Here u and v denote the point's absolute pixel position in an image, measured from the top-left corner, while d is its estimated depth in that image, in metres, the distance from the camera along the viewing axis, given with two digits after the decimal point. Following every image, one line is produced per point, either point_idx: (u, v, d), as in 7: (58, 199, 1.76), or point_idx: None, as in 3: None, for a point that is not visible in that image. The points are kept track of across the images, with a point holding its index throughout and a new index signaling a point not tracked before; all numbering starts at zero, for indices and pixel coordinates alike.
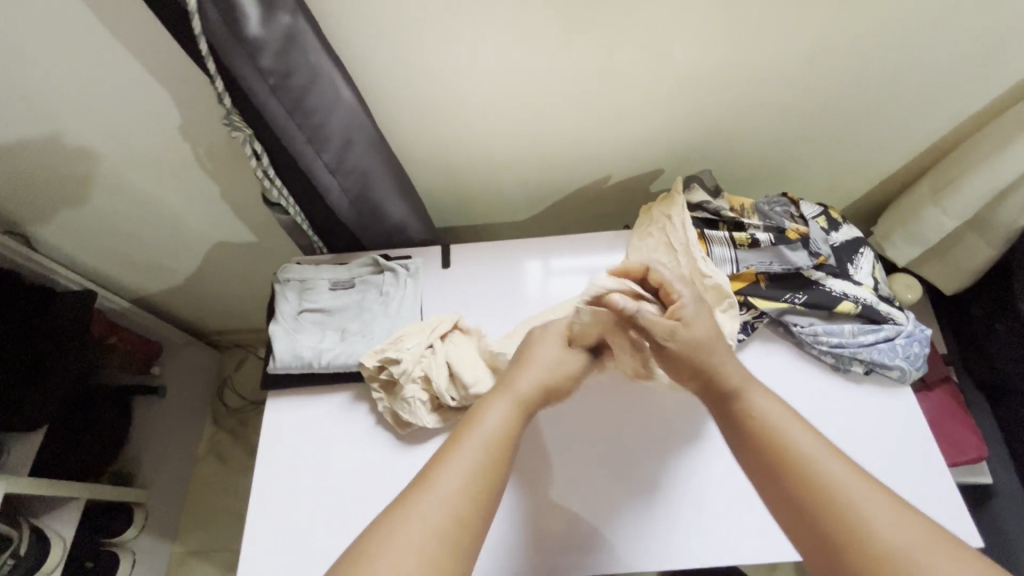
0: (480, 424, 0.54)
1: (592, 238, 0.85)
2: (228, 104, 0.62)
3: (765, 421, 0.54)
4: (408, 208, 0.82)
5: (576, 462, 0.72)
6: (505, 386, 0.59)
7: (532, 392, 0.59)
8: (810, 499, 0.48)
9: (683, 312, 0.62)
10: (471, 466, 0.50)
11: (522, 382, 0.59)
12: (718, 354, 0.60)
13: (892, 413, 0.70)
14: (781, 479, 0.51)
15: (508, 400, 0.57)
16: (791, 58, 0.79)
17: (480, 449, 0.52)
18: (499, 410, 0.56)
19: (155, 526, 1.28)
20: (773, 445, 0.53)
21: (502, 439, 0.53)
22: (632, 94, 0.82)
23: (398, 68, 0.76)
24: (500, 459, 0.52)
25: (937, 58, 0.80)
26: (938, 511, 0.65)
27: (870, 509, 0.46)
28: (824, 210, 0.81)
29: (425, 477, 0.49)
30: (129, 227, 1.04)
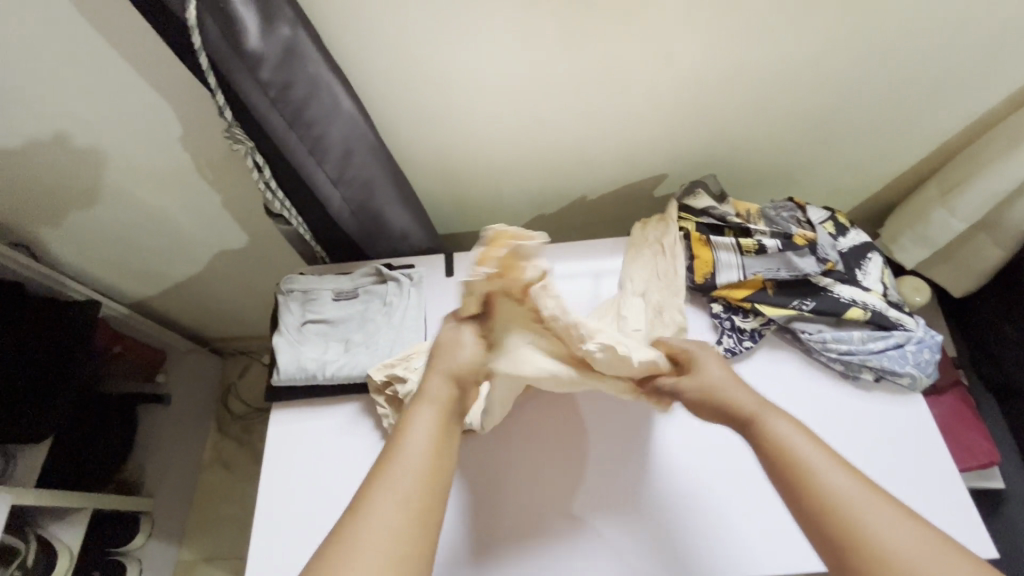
0: (406, 446, 0.54)
1: (597, 244, 0.85)
2: (229, 117, 0.62)
3: (777, 436, 0.55)
4: (409, 216, 0.81)
5: (605, 453, 0.71)
6: (419, 396, 0.58)
7: (443, 400, 0.58)
8: (815, 510, 0.49)
9: (691, 361, 0.63)
10: (406, 495, 0.50)
11: (434, 394, 0.58)
12: (729, 390, 0.59)
13: (903, 422, 0.69)
14: (790, 492, 0.51)
15: (433, 416, 0.57)
16: (797, 61, 0.78)
17: (416, 475, 0.52)
18: (421, 423, 0.56)
19: (161, 535, 1.28)
20: (783, 459, 0.53)
21: (428, 456, 0.54)
22: (636, 100, 0.82)
23: (400, 77, 0.76)
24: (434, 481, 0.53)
25: (945, 59, 0.79)
26: (956, 522, 0.64)
27: (874, 518, 0.47)
28: (831, 214, 0.80)
29: (359, 503, 0.50)
30: (132, 236, 1.04)
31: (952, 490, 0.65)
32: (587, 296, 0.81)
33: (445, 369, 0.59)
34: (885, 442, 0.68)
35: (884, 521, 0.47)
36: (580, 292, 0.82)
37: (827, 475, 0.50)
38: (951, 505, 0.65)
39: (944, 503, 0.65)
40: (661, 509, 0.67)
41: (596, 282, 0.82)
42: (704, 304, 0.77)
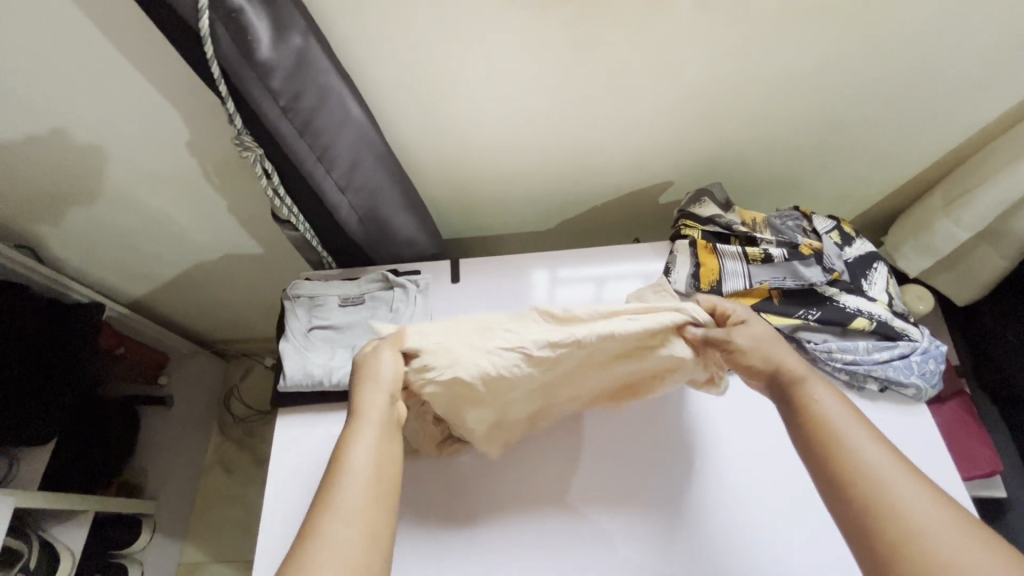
0: (349, 463, 0.55)
1: (634, 249, 0.85)
2: (240, 124, 0.62)
3: (816, 405, 0.53)
4: (415, 223, 0.82)
5: (604, 464, 0.71)
6: (358, 415, 0.59)
7: (380, 408, 0.60)
8: (842, 477, 0.48)
9: (736, 315, 0.63)
10: (352, 514, 0.51)
11: (370, 406, 0.59)
12: (780, 350, 0.59)
13: (910, 436, 0.69)
14: (819, 459, 0.50)
15: (373, 430, 0.58)
16: (801, 72, 0.79)
17: (361, 490, 0.53)
18: (363, 441, 0.57)
19: (162, 538, 1.28)
20: (816, 428, 0.52)
21: (371, 469, 0.55)
22: (641, 109, 0.82)
23: (408, 85, 0.76)
24: (380, 497, 0.53)
25: (948, 71, 0.80)
26: None
27: (900, 489, 0.45)
28: (837, 223, 0.80)
29: (313, 528, 0.50)
30: (136, 238, 1.04)
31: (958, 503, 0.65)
32: (589, 305, 0.81)
33: (370, 384, 0.61)
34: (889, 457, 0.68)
35: (912, 491, 0.45)
36: (582, 301, 0.82)
37: (858, 446, 0.49)
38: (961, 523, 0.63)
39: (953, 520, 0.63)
40: (653, 524, 0.67)
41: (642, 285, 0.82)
42: None
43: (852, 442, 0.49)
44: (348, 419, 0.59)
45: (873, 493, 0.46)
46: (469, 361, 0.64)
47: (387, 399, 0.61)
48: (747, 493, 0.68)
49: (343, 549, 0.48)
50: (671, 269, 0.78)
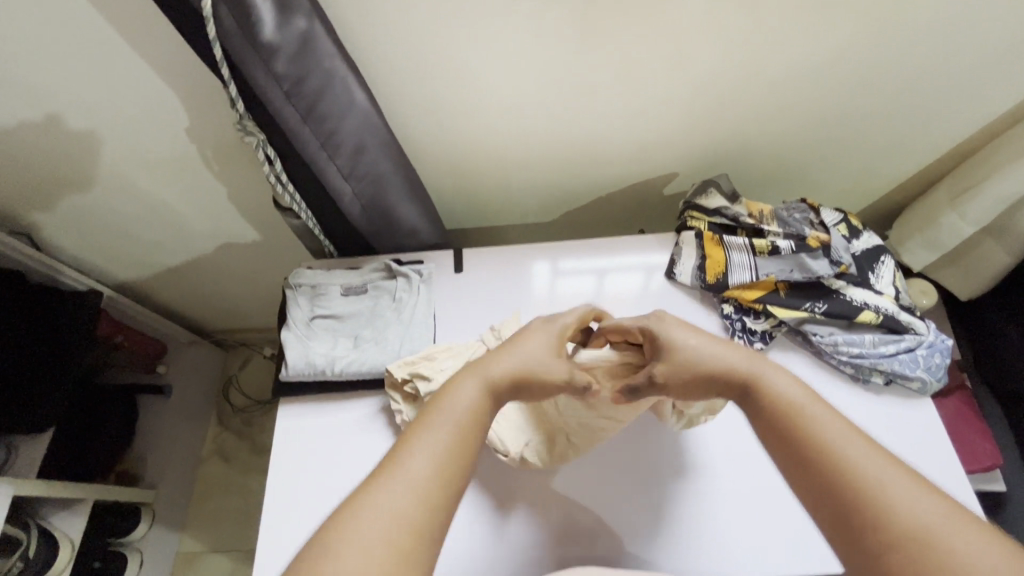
0: (446, 402, 0.48)
1: (638, 240, 0.84)
2: (242, 109, 0.61)
3: (782, 402, 0.48)
4: (418, 212, 0.82)
5: (609, 466, 0.72)
6: (476, 364, 0.52)
7: (499, 376, 0.51)
8: (830, 481, 0.43)
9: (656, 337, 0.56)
10: (430, 468, 0.43)
11: (490, 360, 0.52)
12: (713, 363, 0.53)
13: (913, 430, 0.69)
14: (797, 461, 0.45)
15: (480, 380, 0.50)
16: (812, 62, 0.77)
17: (450, 431, 0.45)
18: (466, 387, 0.49)
19: (161, 527, 1.28)
20: (788, 428, 0.47)
21: (471, 420, 0.47)
22: (649, 98, 0.81)
23: (412, 71, 0.75)
24: (468, 442, 0.46)
25: (960, 62, 0.79)
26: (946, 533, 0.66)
27: (887, 485, 0.41)
28: (844, 216, 0.80)
29: (391, 461, 0.43)
30: (133, 225, 1.03)
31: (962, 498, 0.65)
32: (592, 296, 0.80)
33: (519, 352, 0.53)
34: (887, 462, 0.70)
35: (896, 484, 0.41)
36: (585, 292, 0.81)
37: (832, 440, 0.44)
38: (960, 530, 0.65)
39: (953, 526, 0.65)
40: (667, 531, 0.69)
41: (645, 276, 0.81)
42: (714, 304, 0.78)
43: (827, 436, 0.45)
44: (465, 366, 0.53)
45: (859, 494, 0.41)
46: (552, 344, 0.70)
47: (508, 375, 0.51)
48: (752, 498, 0.70)
49: (417, 482, 0.42)
50: (677, 262, 0.79)
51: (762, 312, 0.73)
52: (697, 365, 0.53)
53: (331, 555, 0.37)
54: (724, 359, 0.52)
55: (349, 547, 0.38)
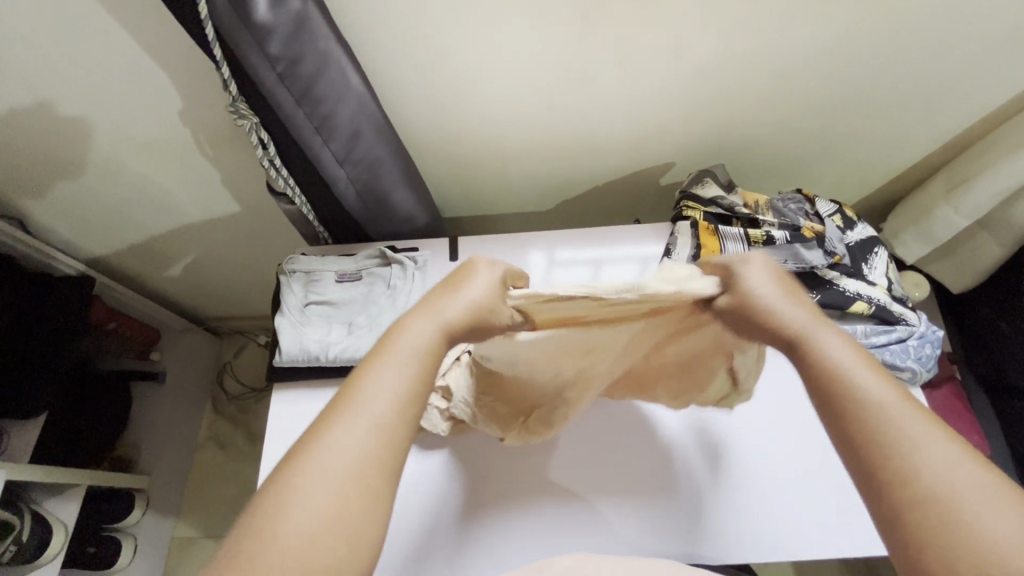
0: (397, 345, 0.46)
1: (634, 229, 0.85)
2: (235, 91, 0.60)
3: (829, 361, 0.45)
4: (413, 199, 0.81)
5: (600, 453, 0.73)
6: (426, 305, 0.50)
7: (453, 321, 0.49)
8: (868, 439, 0.41)
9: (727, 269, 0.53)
10: (381, 419, 0.42)
11: (449, 305, 0.49)
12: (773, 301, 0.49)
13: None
14: (837, 417, 0.43)
15: (434, 322, 0.48)
16: (811, 52, 0.77)
17: (407, 375, 0.44)
18: (416, 327, 0.47)
19: (155, 513, 1.28)
20: (826, 386, 0.45)
21: (424, 361, 0.46)
22: (647, 87, 0.80)
23: (408, 57, 0.74)
24: (424, 384, 0.45)
25: (958, 55, 0.79)
26: None
27: (929, 449, 0.39)
28: (839, 207, 0.80)
29: (340, 402, 0.42)
30: (126, 211, 1.02)
31: None
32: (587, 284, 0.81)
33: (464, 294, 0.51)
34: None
35: (936, 450, 0.39)
36: (580, 280, 0.81)
37: (878, 400, 0.42)
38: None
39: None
40: (654, 517, 0.69)
41: (640, 266, 0.81)
42: None
43: (872, 399, 0.42)
44: (416, 305, 0.50)
45: (895, 455, 0.40)
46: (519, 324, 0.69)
47: (461, 314, 0.49)
48: (741, 485, 0.70)
49: (381, 424, 0.42)
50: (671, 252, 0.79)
51: None
52: (763, 309, 0.49)
53: (295, 500, 0.38)
54: (787, 311, 0.49)
55: (312, 487, 0.38)
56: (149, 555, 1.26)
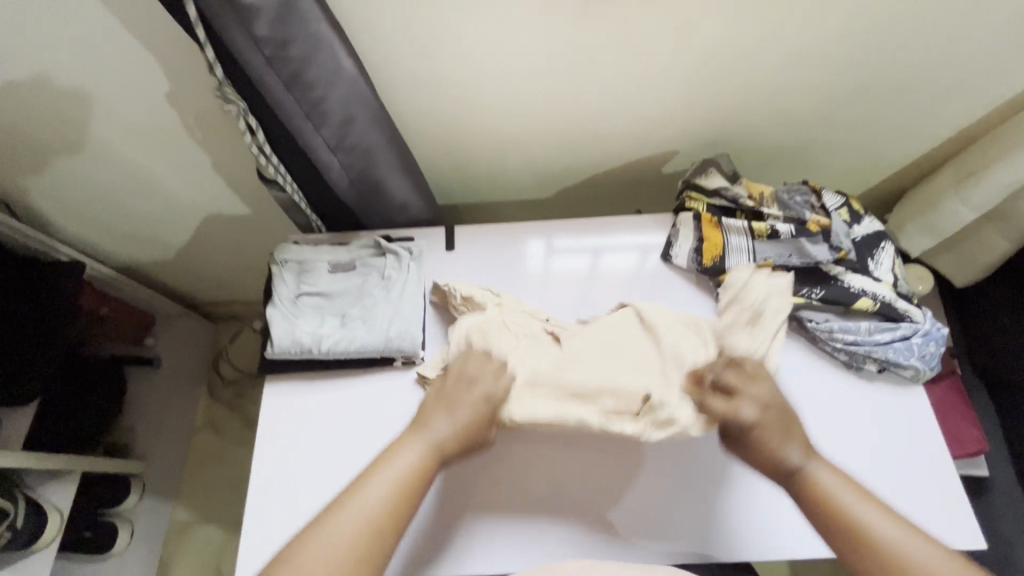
0: (394, 461, 0.57)
1: (635, 219, 0.83)
2: (221, 75, 0.58)
3: (825, 490, 0.57)
4: (409, 186, 0.79)
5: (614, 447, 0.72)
6: (423, 425, 0.60)
7: (441, 440, 0.59)
8: (877, 563, 0.53)
9: (739, 384, 0.62)
10: (366, 521, 0.53)
11: (437, 425, 0.60)
12: (773, 434, 0.60)
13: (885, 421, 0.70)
14: (844, 541, 0.55)
15: (423, 444, 0.59)
16: (820, 37, 0.74)
17: (391, 485, 0.55)
18: (411, 449, 0.58)
19: (152, 498, 1.28)
20: (823, 512, 0.56)
21: (410, 479, 0.56)
22: (650, 72, 0.78)
23: (403, 39, 0.71)
24: (402, 504, 0.55)
25: (972, 43, 0.76)
26: (944, 526, 0.65)
27: (929, 564, 0.52)
28: (846, 200, 0.78)
29: (345, 496, 0.54)
30: (117, 195, 1.00)
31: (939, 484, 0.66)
32: (585, 273, 0.80)
33: (447, 411, 0.61)
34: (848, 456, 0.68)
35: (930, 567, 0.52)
36: (579, 269, 0.80)
37: (873, 522, 0.55)
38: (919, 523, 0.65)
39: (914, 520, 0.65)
40: (656, 511, 0.69)
41: (640, 256, 0.80)
42: (710, 288, 0.77)
43: (882, 539, 0.54)
44: (414, 425, 0.61)
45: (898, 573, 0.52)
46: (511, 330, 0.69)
47: (450, 433, 0.60)
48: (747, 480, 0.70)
49: (361, 518, 0.53)
50: (673, 244, 0.78)
51: None
52: (761, 445, 0.60)
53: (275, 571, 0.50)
54: (784, 450, 0.59)
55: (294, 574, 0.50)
56: (147, 538, 1.27)
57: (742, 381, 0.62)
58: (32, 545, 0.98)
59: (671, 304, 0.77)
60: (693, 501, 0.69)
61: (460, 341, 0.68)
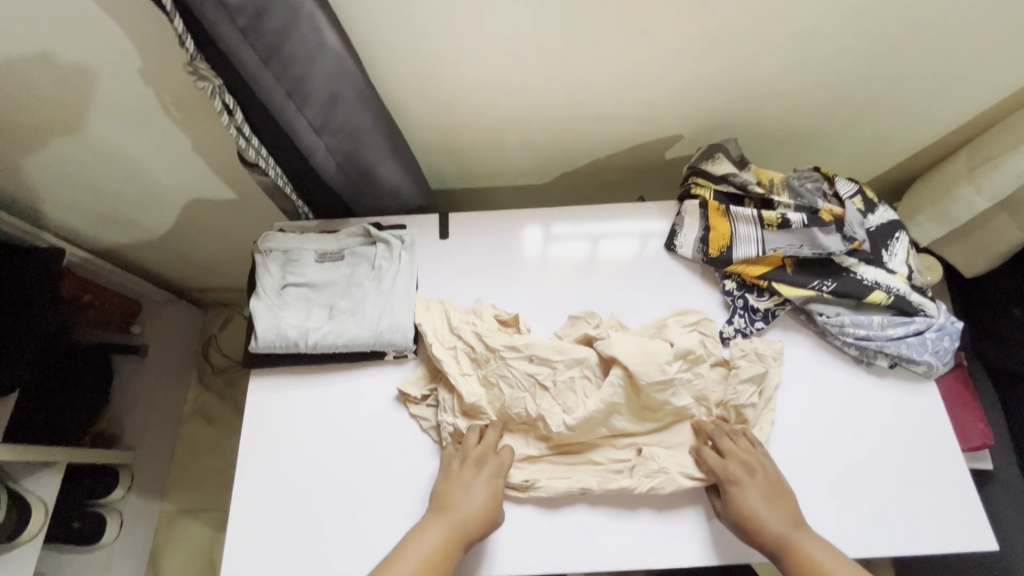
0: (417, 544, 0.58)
1: (636, 206, 0.79)
2: (192, 48, 0.53)
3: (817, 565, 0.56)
4: (401, 170, 0.75)
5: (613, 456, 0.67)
6: (443, 508, 0.61)
7: (461, 520, 0.60)
8: None
9: (729, 450, 0.62)
10: None
11: (458, 504, 0.60)
12: (762, 504, 0.60)
13: (898, 419, 0.67)
14: None
15: (446, 526, 0.59)
16: (836, 14, 0.70)
17: (418, 562, 0.56)
18: (431, 533, 0.59)
19: (141, 489, 1.26)
20: None
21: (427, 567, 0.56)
22: (655, 51, 0.73)
23: (391, 13, 0.66)
24: None
25: (996, 22, 0.72)
26: (954, 530, 0.63)
27: None
28: (859, 187, 0.75)
29: None
30: (96, 180, 0.95)
31: (949, 485, 0.64)
32: (585, 263, 0.77)
33: (459, 485, 0.62)
34: (859, 453, 0.66)
35: None
36: (578, 258, 0.77)
37: None
38: (930, 522, 0.63)
39: (923, 519, 0.63)
40: (661, 520, 0.64)
41: (640, 244, 0.77)
42: (715, 280, 0.74)
43: None
44: (434, 508, 0.61)
45: None
46: (491, 370, 0.66)
47: (470, 515, 0.60)
48: None
49: None
50: (678, 233, 0.75)
51: (766, 290, 0.71)
52: (752, 522, 0.59)
53: None
54: (767, 519, 0.59)
55: None
56: (136, 530, 1.25)
57: (735, 449, 0.63)
58: (16, 538, 0.96)
59: (674, 294, 0.74)
60: (701, 506, 0.64)
61: (450, 415, 0.67)
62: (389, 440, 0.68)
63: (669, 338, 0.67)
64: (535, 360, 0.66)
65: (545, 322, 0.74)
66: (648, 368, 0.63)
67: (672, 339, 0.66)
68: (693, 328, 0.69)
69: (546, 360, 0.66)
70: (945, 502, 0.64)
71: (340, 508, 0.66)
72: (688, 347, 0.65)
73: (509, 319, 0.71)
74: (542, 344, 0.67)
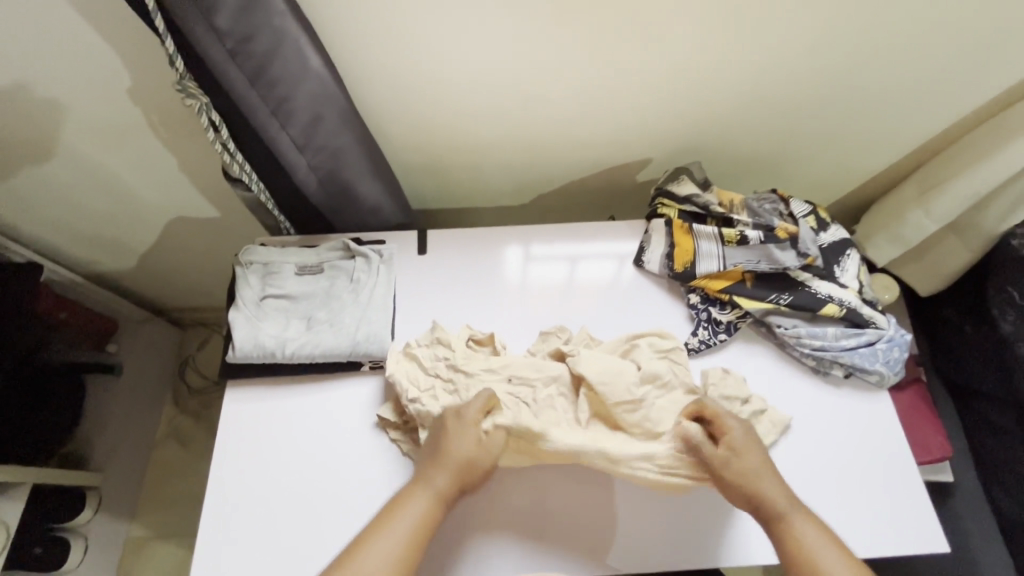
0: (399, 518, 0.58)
1: (608, 225, 0.83)
2: (182, 68, 0.57)
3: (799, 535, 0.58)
4: (380, 189, 0.78)
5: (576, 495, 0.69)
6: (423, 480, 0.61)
7: (441, 488, 0.60)
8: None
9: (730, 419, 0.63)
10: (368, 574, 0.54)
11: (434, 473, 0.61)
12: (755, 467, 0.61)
13: (855, 426, 0.71)
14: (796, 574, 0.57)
15: (428, 494, 0.60)
16: (787, 50, 0.76)
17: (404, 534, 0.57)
18: (415, 505, 0.59)
19: (108, 513, 1.22)
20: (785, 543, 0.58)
21: (417, 534, 0.58)
22: (622, 80, 0.78)
23: (374, 40, 0.70)
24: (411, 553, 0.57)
25: (931, 58, 0.79)
26: (909, 528, 0.65)
27: None
28: (813, 208, 0.80)
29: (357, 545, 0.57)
30: (78, 196, 0.96)
31: (904, 484, 0.67)
32: (561, 280, 0.80)
33: (440, 449, 0.62)
34: (819, 457, 0.69)
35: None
36: (554, 274, 0.80)
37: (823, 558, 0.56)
38: (883, 523, 0.66)
39: (879, 523, 0.66)
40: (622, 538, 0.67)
41: (613, 263, 0.81)
42: (682, 294, 0.78)
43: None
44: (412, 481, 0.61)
45: None
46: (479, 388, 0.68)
47: (449, 483, 0.60)
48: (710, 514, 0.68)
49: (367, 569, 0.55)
50: (646, 250, 0.79)
51: (727, 302, 0.75)
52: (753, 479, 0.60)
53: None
54: (767, 481, 0.60)
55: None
56: (101, 556, 1.20)
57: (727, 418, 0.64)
58: None
59: (644, 309, 0.77)
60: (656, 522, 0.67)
61: None
62: (367, 448, 0.69)
63: (637, 360, 0.69)
64: (514, 380, 0.68)
65: (518, 335, 0.76)
66: (613, 383, 0.66)
67: (639, 363, 0.69)
68: (664, 354, 0.71)
69: (525, 380, 0.68)
70: (903, 502, 0.67)
71: (317, 513, 0.66)
72: (654, 372, 0.67)
73: (484, 339, 0.72)
74: (518, 364, 0.69)
